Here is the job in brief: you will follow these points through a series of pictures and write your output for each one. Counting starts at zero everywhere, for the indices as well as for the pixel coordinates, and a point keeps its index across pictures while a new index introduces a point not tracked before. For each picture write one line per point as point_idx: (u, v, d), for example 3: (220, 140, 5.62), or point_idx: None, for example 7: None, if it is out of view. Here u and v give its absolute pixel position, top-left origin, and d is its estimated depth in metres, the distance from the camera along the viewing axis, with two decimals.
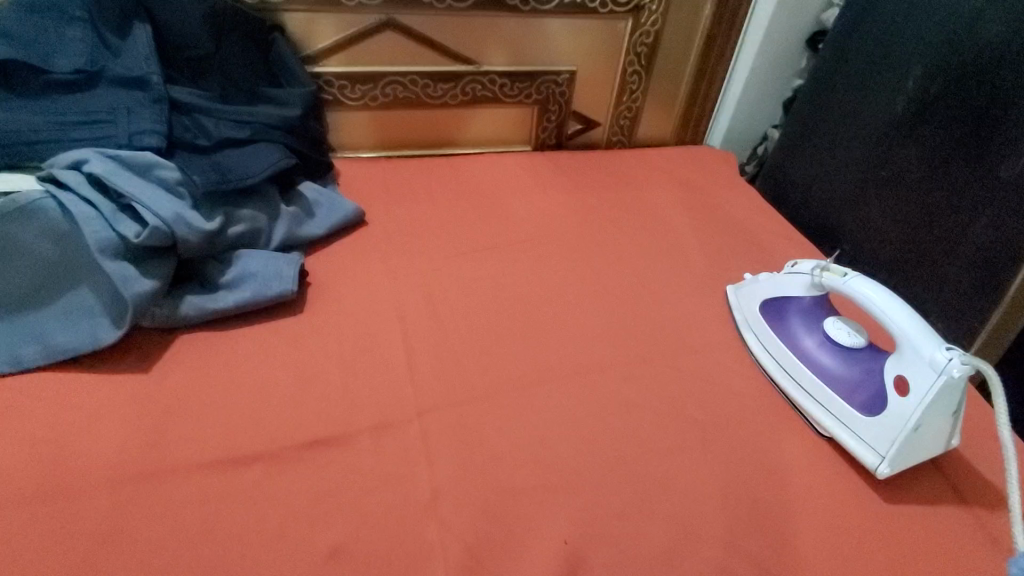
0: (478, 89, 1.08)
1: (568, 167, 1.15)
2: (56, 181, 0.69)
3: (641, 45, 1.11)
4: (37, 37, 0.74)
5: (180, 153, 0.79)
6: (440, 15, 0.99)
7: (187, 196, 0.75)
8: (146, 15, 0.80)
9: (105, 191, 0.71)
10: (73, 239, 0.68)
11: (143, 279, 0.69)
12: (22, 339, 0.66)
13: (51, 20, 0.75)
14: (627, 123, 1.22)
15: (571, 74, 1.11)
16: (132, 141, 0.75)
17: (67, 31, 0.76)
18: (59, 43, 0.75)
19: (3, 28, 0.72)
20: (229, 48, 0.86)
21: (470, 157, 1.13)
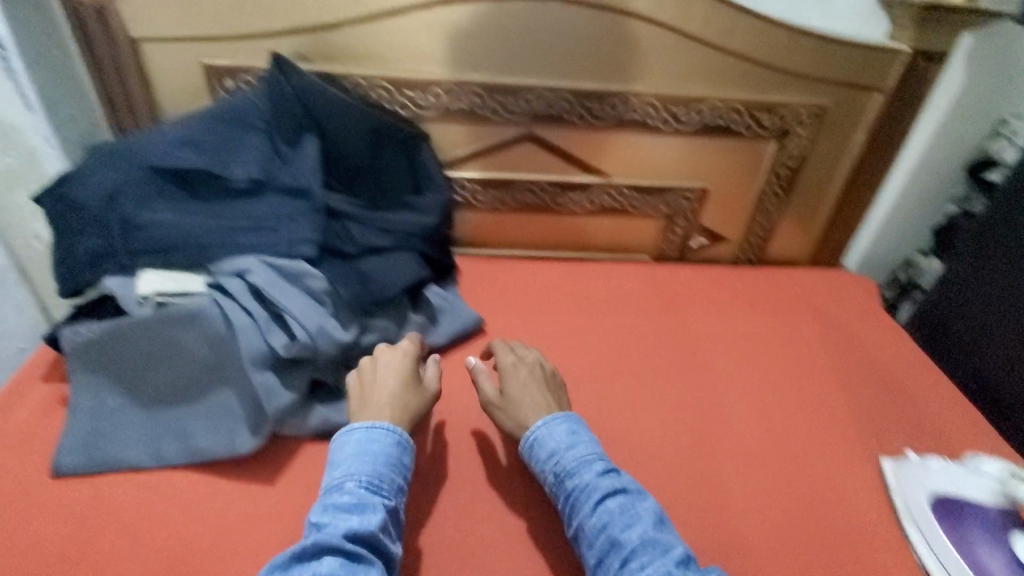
0: (607, 199, 1.07)
1: (691, 284, 1.10)
2: (221, 288, 0.75)
3: (782, 167, 1.06)
4: (222, 146, 0.80)
5: (328, 260, 0.82)
6: (580, 131, 0.99)
7: (330, 304, 0.78)
8: (316, 128, 0.86)
9: (261, 299, 0.75)
10: (227, 345, 0.71)
11: (283, 391, 0.72)
12: (168, 435, 0.71)
13: (235, 130, 0.82)
14: (759, 241, 1.16)
15: (704, 191, 1.07)
16: (290, 249, 0.78)
17: (247, 140, 0.82)
18: (239, 153, 0.81)
19: (196, 138, 0.79)
20: (383, 160, 0.92)
21: (589, 264, 1.11)
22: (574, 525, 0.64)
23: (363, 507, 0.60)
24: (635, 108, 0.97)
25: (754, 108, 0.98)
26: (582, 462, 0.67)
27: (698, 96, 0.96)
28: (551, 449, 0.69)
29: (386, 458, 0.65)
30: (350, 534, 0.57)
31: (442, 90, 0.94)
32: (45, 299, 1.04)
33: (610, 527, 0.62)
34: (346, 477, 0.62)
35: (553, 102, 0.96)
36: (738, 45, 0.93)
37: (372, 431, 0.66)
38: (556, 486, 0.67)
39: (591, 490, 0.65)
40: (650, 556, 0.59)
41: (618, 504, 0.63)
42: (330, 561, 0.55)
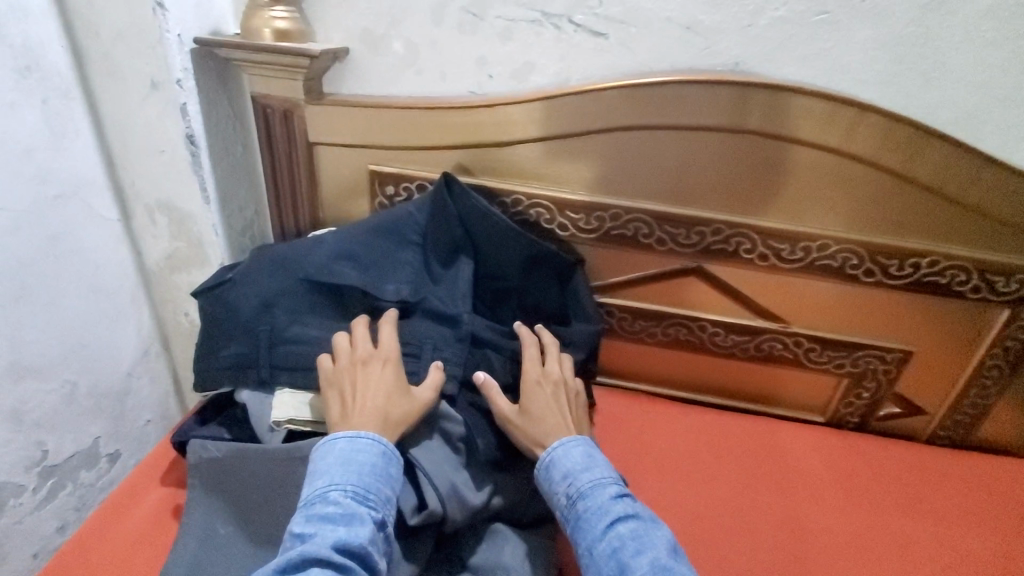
0: (777, 348, 0.91)
1: (871, 464, 0.90)
2: None
3: (1016, 339, 0.85)
4: (376, 261, 0.76)
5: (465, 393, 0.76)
6: (758, 272, 0.86)
7: (462, 454, 0.71)
8: (471, 249, 0.80)
9: None
10: None
11: (403, 561, 0.63)
12: None
13: (390, 244, 0.77)
14: (968, 420, 0.93)
15: (904, 354, 0.88)
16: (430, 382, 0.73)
17: (401, 256, 0.77)
18: (393, 270, 0.77)
19: (353, 252, 0.76)
20: (534, 283, 0.83)
21: (742, 419, 0.96)
22: (585, 549, 0.59)
23: (350, 517, 0.57)
24: (831, 254, 0.82)
25: (988, 269, 0.80)
26: (595, 485, 0.64)
27: (916, 249, 0.80)
28: (567, 468, 0.66)
29: (371, 467, 0.61)
30: (339, 546, 0.54)
31: (608, 215, 0.85)
32: (179, 373, 1.05)
33: (620, 552, 0.57)
34: (330, 487, 0.59)
35: (732, 238, 0.84)
36: (980, 198, 0.76)
37: (356, 442, 0.62)
38: (569, 508, 0.63)
39: (603, 513, 0.61)
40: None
41: (631, 529, 0.59)
42: (318, 573, 0.52)
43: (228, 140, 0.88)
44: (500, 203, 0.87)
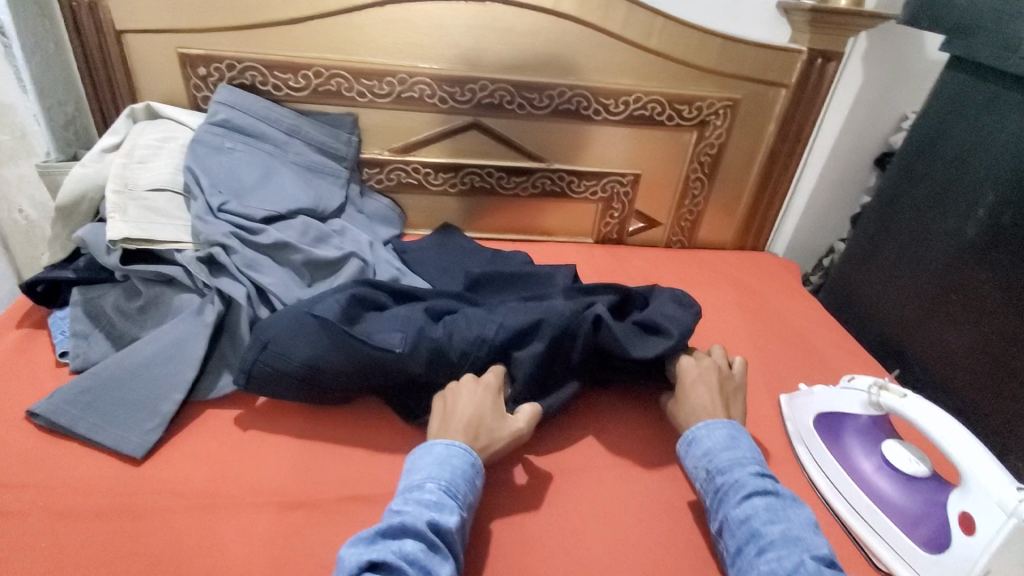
0: (548, 184, 1.18)
1: (625, 259, 1.20)
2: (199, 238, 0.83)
3: (704, 155, 1.18)
4: (463, 336, 0.74)
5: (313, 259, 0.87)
6: (520, 119, 1.11)
7: (291, 265, 0.86)
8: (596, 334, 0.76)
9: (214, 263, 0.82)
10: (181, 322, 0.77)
11: (200, 341, 0.75)
12: (101, 390, 0.71)
13: (477, 324, 0.76)
14: (688, 224, 1.27)
15: (635, 177, 1.19)
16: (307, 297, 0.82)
17: (486, 330, 0.75)
18: (474, 339, 0.74)
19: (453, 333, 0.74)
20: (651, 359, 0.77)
21: (536, 245, 1.21)
22: (720, 516, 0.60)
23: (439, 504, 0.56)
24: (568, 100, 1.09)
25: (674, 101, 1.10)
26: (736, 463, 0.63)
27: (623, 89, 1.08)
28: (708, 446, 0.66)
29: (464, 473, 0.61)
30: (432, 523, 0.54)
31: (396, 80, 1.05)
32: (22, 269, 1.13)
33: (752, 519, 0.57)
34: (426, 479, 0.59)
35: (496, 92, 1.07)
36: (658, 45, 1.05)
37: (450, 447, 0.62)
38: (708, 481, 0.64)
39: (740, 486, 0.61)
40: (790, 551, 0.54)
41: (766, 503, 0.59)
42: (411, 543, 0.52)
43: (38, 36, 0.95)
44: (304, 75, 1.03)
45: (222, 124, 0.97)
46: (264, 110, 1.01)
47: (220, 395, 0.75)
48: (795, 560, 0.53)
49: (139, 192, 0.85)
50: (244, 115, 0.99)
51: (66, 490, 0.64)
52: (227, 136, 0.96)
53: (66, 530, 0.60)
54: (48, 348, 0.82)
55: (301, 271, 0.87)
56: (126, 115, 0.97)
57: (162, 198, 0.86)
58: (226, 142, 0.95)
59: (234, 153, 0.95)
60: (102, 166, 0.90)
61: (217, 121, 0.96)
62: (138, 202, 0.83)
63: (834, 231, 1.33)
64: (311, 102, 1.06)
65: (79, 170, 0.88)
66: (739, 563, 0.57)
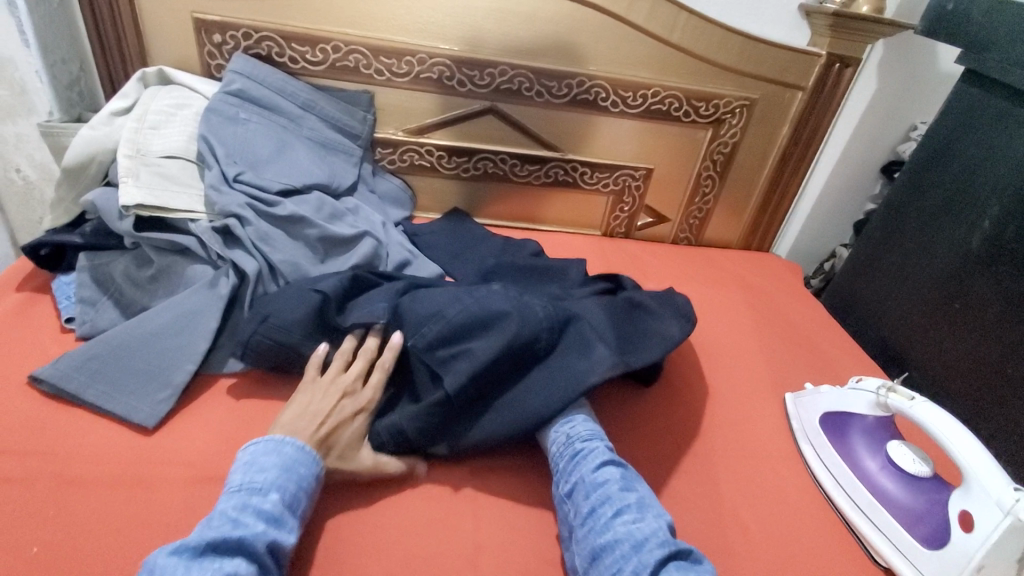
0: (561, 174, 1.17)
1: (633, 252, 1.20)
2: (213, 209, 0.82)
3: (717, 153, 1.18)
4: (425, 318, 0.70)
5: (324, 239, 0.85)
6: (537, 107, 1.10)
7: (305, 243, 0.85)
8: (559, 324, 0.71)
9: (228, 235, 0.80)
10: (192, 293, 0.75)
11: (212, 315, 0.74)
12: (112, 358, 0.70)
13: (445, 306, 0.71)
14: (696, 222, 1.28)
15: (648, 172, 1.19)
16: None
17: (448, 310, 0.70)
18: (433, 319, 0.70)
19: (418, 313, 0.71)
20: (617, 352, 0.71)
21: (545, 234, 1.21)
22: (573, 480, 0.62)
23: (278, 522, 0.53)
24: (587, 90, 1.08)
25: (692, 97, 1.10)
26: (594, 435, 0.66)
27: (643, 82, 1.08)
28: (570, 415, 0.69)
29: (310, 485, 0.58)
30: (270, 547, 0.51)
31: (415, 59, 1.03)
32: (18, 232, 1.10)
33: (608, 484, 0.61)
34: (270, 486, 0.55)
35: (514, 78, 1.06)
36: (680, 39, 1.05)
37: (300, 454, 0.59)
38: (566, 447, 0.65)
39: (599, 454, 0.64)
40: (641, 515, 0.58)
41: (619, 472, 0.63)
42: (241, 562, 0.49)
43: None
44: (322, 49, 1.01)
45: (236, 94, 0.95)
46: (280, 82, 0.99)
47: (233, 370, 0.74)
48: (647, 526, 0.56)
49: (152, 157, 0.83)
50: (259, 86, 0.97)
51: (75, 458, 0.63)
52: (242, 107, 0.95)
53: (76, 498, 0.59)
54: (52, 314, 0.80)
55: (315, 247, 0.85)
56: (138, 78, 0.95)
57: (174, 165, 0.85)
58: (241, 113, 0.93)
59: (249, 125, 0.93)
60: (113, 129, 0.87)
61: (233, 90, 0.94)
62: (150, 167, 0.82)
63: (835, 236, 1.34)
64: (327, 77, 1.04)
65: (86, 132, 0.86)
66: (589, 523, 0.58)
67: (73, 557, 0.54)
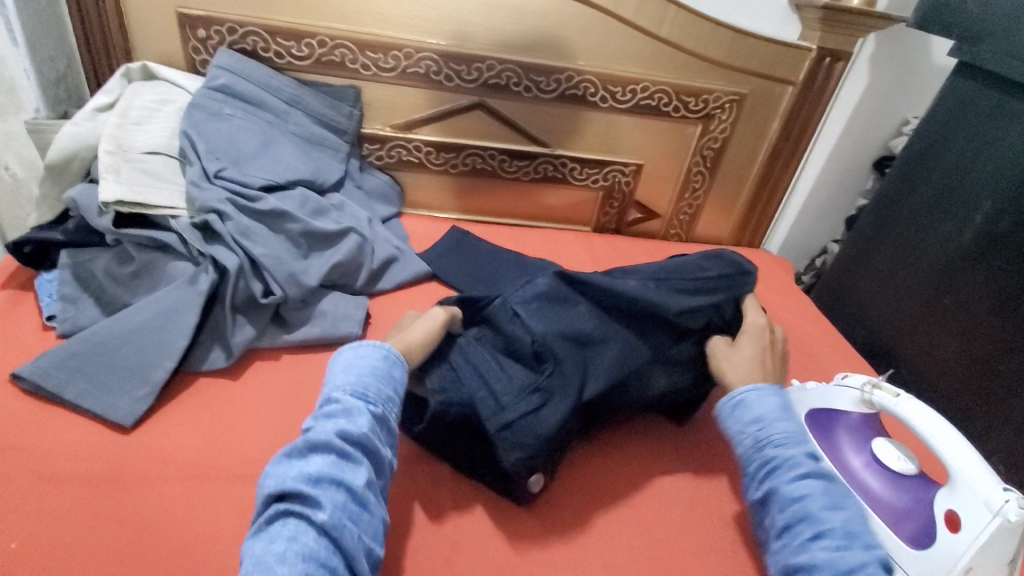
0: (551, 170, 1.17)
1: (623, 248, 1.20)
2: (194, 205, 0.81)
3: (708, 149, 1.18)
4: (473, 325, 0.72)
5: (309, 234, 0.84)
6: (526, 102, 1.09)
7: (290, 238, 0.84)
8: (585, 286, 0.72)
9: (208, 232, 0.79)
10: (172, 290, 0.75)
11: (192, 311, 0.73)
12: (92, 356, 0.69)
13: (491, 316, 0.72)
14: (687, 218, 1.27)
15: (638, 168, 1.18)
16: (291, 278, 0.78)
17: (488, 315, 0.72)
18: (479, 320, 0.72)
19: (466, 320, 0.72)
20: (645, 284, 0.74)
21: (535, 230, 1.20)
22: (767, 489, 0.58)
23: (348, 411, 0.55)
24: (576, 85, 1.07)
25: (682, 92, 1.10)
26: (792, 438, 0.60)
27: (632, 77, 1.07)
28: (759, 414, 0.62)
29: (373, 370, 0.60)
30: (341, 434, 0.53)
31: (402, 54, 1.02)
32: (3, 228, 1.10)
33: (809, 500, 0.55)
34: (335, 389, 0.58)
35: (502, 73, 1.05)
36: (669, 33, 1.04)
37: (357, 349, 0.62)
38: (755, 451, 0.61)
39: (795, 463, 0.58)
40: (847, 544, 0.52)
41: (821, 486, 0.56)
42: (321, 458, 0.52)
43: None
44: (307, 43, 1.00)
45: (220, 89, 0.94)
46: (265, 77, 0.98)
47: (214, 368, 0.74)
48: (854, 557, 0.51)
49: (134, 153, 0.82)
50: (244, 81, 0.96)
51: (53, 456, 0.62)
52: (226, 102, 0.94)
53: (53, 496, 0.58)
54: (34, 311, 0.79)
55: (298, 242, 0.84)
56: (122, 74, 0.94)
57: (157, 161, 0.84)
58: (225, 109, 0.93)
59: (234, 120, 0.92)
60: (96, 125, 0.87)
61: (217, 85, 0.94)
62: (132, 163, 0.81)
63: (826, 232, 1.34)
64: (313, 72, 1.04)
65: (69, 128, 0.85)
66: (785, 540, 0.55)
67: (47, 556, 0.54)
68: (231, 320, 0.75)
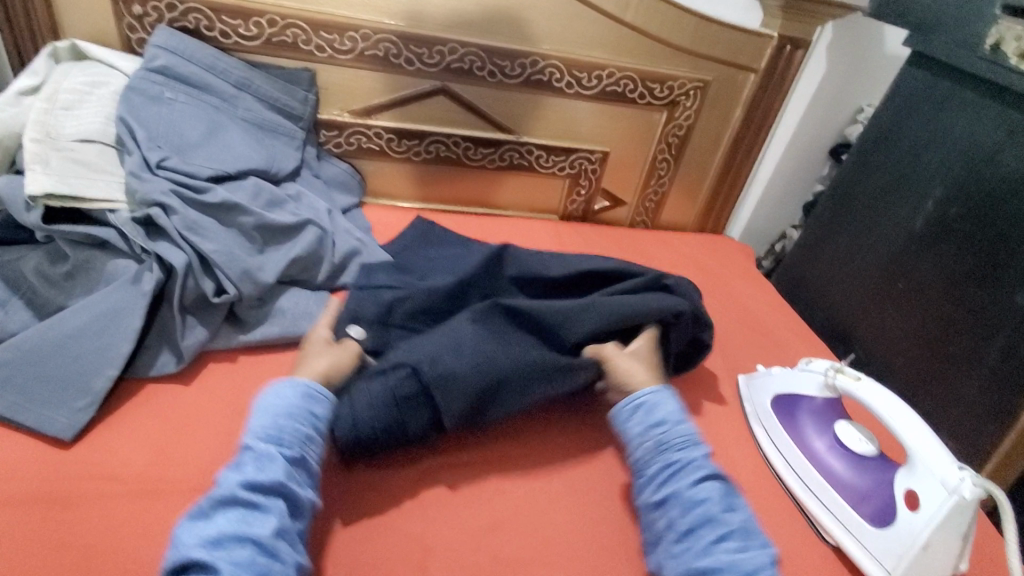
0: (516, 157, 1.14)
1: (590, 236, 1.19)
2: (134, 198, 0.75)
3: (672, 135, 1.18)
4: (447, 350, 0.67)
5: (263, 228, 0.80)
6: (490, 88, 1.06)
7: (242, 232, 0.79)
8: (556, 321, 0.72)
9: (151, 227, 0.74)
10: (113, 291, 0.69)
11: (137, 314, 0.68)
12: (22, 364, 0.63)
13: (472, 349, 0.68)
14: (653, 205, 1.28)
15: (603, 155, 1.17)
16: (245, 275, 0.74)
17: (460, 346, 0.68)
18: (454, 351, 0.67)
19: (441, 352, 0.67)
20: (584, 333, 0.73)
21: (500, 218, 1.18)
22: (668, 492, 0.60)
23: (260, 459, 0.54)
24: (541, 70, 1.05)
25: (646, 78, 1.09)
26: (688, 440, 0.64)
27: (598, 62, 1.06)
28: (660, 417, 0.65)
29: (288, 409, 0.59)
30: (246, 485, 0.52)
31: (359, 35, 0.97)
32: None
33: (709, 503, 0.58)
34: (250, 434, 0.57)
35: (465, 57, 1.02)
36: (633, 18, 1.03)
37: (275, 390, 0.61)
38: (656, 454, 0.63)
39: (696, 467, 0.61)
40: (747, 545, 0.55)
41: (721, 487, 0.60)
42: (225, 517, 0.50)
43: None
44: (256, 22, 0.94)
45: (160, 71, 0.87)
46: (209, 58, 0.91)
47: (163, 373, 0.69)
48: (754, 559, 0.54)
49: (64, 142, 0.75)
50: (185, 62, 0.89)
51: None
52: (167, 85, 0.87)
53: None
54: None
55: (251, 236, 0.79)
56: (49, 54, 0.86)
57: (91, 150, 0.77)
58: (166, 93, 0.86)
59: (176, 105, 0.86)
60: (20, 109, 0.79)
61: (155, 67, 0.87)
62: (62, 152, 0.74)
63: (786, 218, 1.37)
64: (263, 53, 0.97)
65: None
66: (687, 543, 0.57)
67: None
68: (180, 321, 0.70)
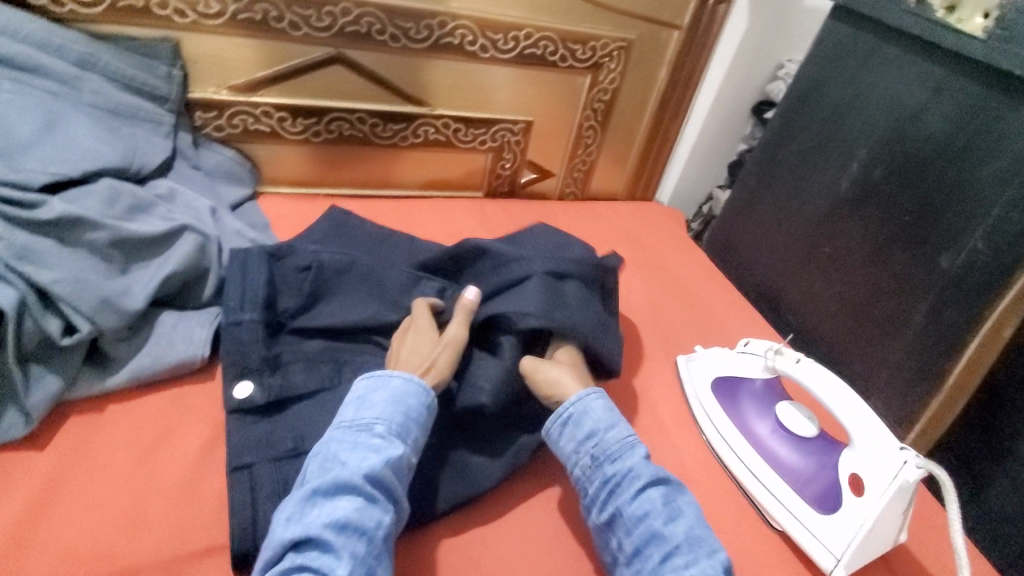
0: (431, 132, 1.03)
1: (517, 213, 1.11)
2: None
3: (598, 101, 1.10)
4: None
5: (124, 243, 0.66)
6: (394, 54, 0.93)
7: (98, 252, 0.64)
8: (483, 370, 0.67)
9: None
10: None
11: None
12: None
13: None
14: (581, 175, 1.21)
15: (527, 125, 1.09)
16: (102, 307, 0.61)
17: None
18: None
19: None
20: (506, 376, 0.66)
21: (418, 200, 1.07)
22: (612, 510, 0.56)
23: (388, 450, 0.54)
24: (450, 32, 0.93)
25: (567, 39, 1.00)
26: (625, 445, 0.60)
27: (513, 23, 0.95)
28: (590, 428, 0.61)
29: (419, 413, 0.58)
30: (371, 477, 0.51)
31: None
32: None
33: (651, 518, 0.55)
34: (376, 420, 0.56)
35: (361, 18, 0.88)
36: None
37: (409, 384, 0.59)
38: (593, 471, 0.59)
39: (634, 477, 0.57)
40: (693, 556, 0.52)
41: (660, 495, 0.56)
42: (347, 501, 0.50)
43: None
44: None
45: None
46: (40, 33, 0.73)
47: (10, 439, 0.56)
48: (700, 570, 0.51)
49: None
50: (5, 38, 0.71)
51: None
52: None
53: None
54: None
55: (107, 255, 0.65)
56: None
57: None
58: None
59: None
60: None
61: None
62: None
63: (713, 178, 1.35)
64: (107, 21, 0.79)
65: None
66: (636, 566, 0.53)
67: None
68: (21, 374, 0.57)
